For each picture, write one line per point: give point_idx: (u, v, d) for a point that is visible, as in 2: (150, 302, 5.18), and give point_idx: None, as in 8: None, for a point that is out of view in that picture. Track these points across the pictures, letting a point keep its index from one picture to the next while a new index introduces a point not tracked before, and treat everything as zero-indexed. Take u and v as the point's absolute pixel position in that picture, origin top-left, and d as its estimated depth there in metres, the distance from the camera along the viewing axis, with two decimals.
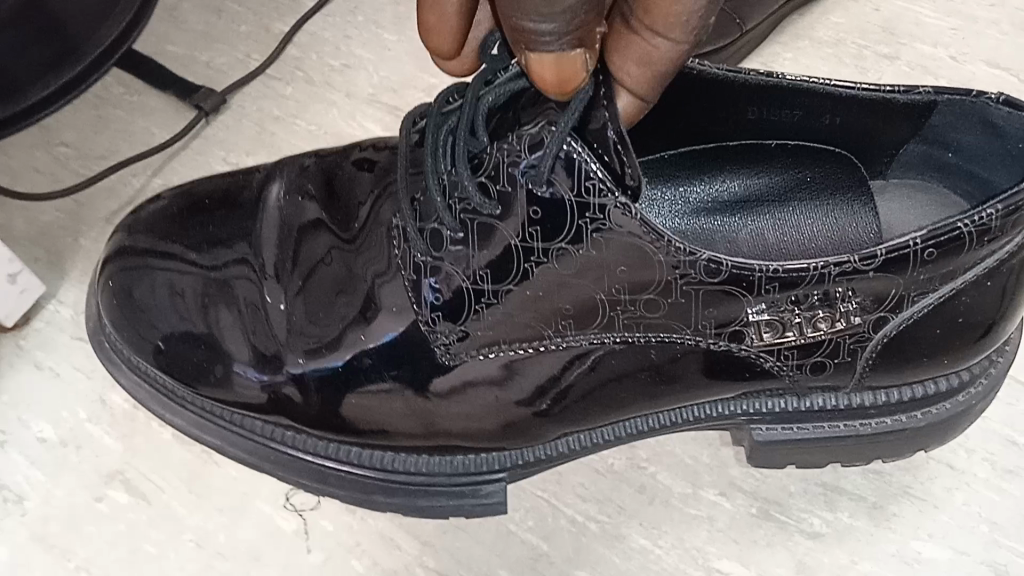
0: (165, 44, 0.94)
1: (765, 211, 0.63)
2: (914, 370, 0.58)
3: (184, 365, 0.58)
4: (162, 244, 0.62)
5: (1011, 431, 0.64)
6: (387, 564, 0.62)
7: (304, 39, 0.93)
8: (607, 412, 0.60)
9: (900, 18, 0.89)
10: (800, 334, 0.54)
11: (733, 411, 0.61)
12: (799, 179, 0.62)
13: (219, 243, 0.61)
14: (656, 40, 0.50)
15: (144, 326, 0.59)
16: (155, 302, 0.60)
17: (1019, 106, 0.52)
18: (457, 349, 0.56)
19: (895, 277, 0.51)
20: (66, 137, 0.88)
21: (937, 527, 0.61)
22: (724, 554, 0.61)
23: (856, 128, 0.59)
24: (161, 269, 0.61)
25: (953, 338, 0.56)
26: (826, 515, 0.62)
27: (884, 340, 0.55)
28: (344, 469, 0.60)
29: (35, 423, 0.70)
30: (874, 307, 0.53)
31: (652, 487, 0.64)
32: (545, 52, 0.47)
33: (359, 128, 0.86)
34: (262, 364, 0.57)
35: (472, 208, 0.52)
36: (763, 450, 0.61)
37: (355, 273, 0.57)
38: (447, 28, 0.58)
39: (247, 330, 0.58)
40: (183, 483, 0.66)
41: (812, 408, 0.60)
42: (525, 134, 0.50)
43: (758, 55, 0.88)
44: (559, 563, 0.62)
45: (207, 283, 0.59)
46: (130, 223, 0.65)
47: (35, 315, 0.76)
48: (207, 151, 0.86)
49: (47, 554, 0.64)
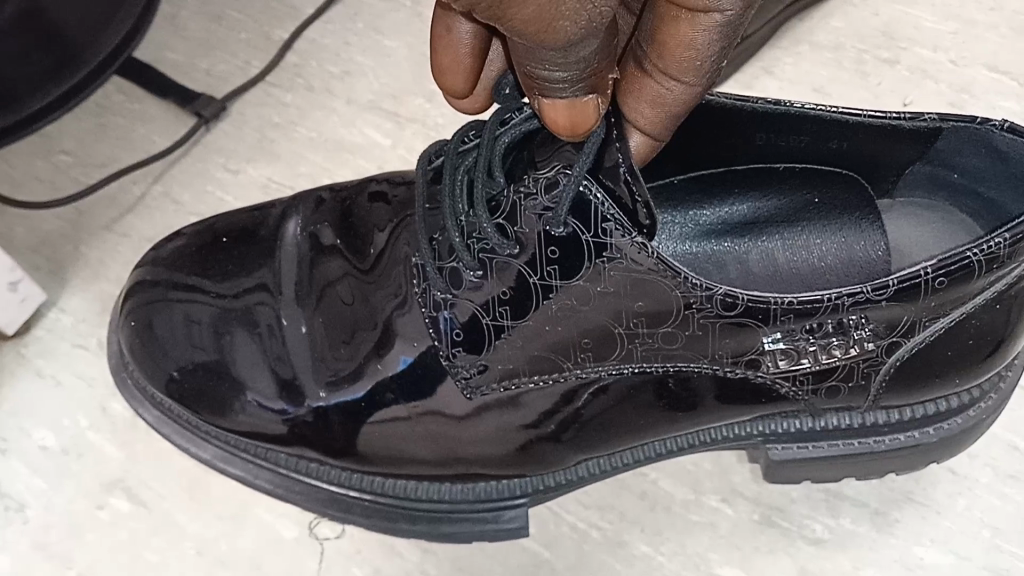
0: (165, 52, 0.94)
1: (773, 235, 0.64)
2: (924, 389, 0.57)
3: (206, 399, 0.58)
4: (182, 279, 0.62)
5: (1014, 436, 0.64)
6: (388, 571, 0.62)
7: (304, 46, 0.94)
8: (624, 438, 0.59)
9: (900, 22, 0.89)
10: (814, 361, 0.54)
11: (748, 432, 0.61)
12: (809, 202, 0.63)
13: (235, 275, 0.61)
14: (668, 83, 0.51)
15: (164, 360, 0.60)
16: (174, 337, 0.60)
17: (1022, 132, 0.52)
18: (477, 382, 0.56)
19: (904, 306, 0.51)
20: (66, 145, 0.88)
21: (939, 533, 0.61)
22: (725, 560, 0.61)
23: (863, 150, 0.58)
24: (180, 304, 0.61)
25: (961, 358, 0.56)
26: (828, 521, 0.62)
27: (896, 363, 0.55)
28: (369, 498, 0.60)
29: (37, 431, 0.70)
30: (887, 333, 0.52)
31: (654, 493, 0.64)
32: (559, 97, 0.48)
33: (359, 135, 0.86)
34: (281, 393, 0.57)
35: (490, 247, 0.53)
36: (779, 467, 0.61)
37: (371, 306, 0.57)
38: (461, 60, 0.58)
39: (267, 360, 0.58)
40: (184, 491, 0.66)
41: (827, 427, 0.60)
42: (541, 177, 0.51)
43: (758, 59, 0.88)
44: (560, 570, 0.62)
45: (224, 317, 0.59)
46: (151, 259, 0.65)
47: (36, 323, 0.76)
48: (208, 159, 0.86)
49: (48, 565, 0.64)
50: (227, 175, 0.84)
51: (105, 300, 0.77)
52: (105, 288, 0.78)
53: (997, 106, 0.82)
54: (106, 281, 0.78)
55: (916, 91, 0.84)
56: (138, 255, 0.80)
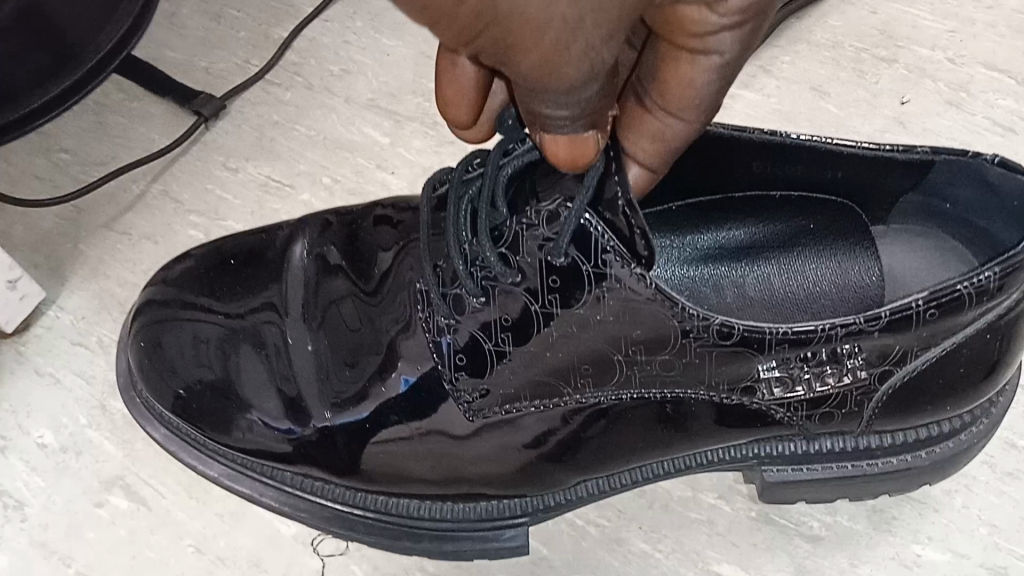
0: (164, 50, 0.94)
1: (769, 261, 0.64)
2: (918, 412, 0.57)
3: (208, 416, 0.58)
4: (188, 298, 0.62)
5: (1011, 434, 0.64)
6: (387, 568, 0.62)
7: (303, 45, 0.94)
8: (621, 460, 0.59)
9: (898, 21, 0.89)
10: (809, 389, 0.54)
11: (745, 454, 0.60)
12: (806, 228, 0.63)
13: (242, 294, 0.61)
14: (669, 119, 0.50)
15: (166, 374, 0.59)
16: (179, 355, 0.59)
17: (1014, 169, 0.53)
18: (479, 406, 0.56)
19: (897, 336, 0.51)
20: (65, 143, 0.88)
21: (936, 531, 0.61)
22: (723, 558, 0.61)
23: (859, 179, 0.59)
24: (187, 322, 0.61)
25: (953, 382, 0.56)
26: (825, 518, 0.62)
27: (890, 391, 0.55)
28: (374, 517, 0.60)
29: (36, 429, 0.70)
30: (879, 361, 0.53)
31: (652, 491, 0.64)
32: (559, 133, 0.47)
33: (358, 133, 0.86)
34: (288, 413, 0.57)
35: (493, 276, 0.53)
36: (774, 488, 0.61)
37: (376, 330, 0.57)
38: (464, 93, 0.53)
39: (275, 380, 0.58)
40: (182, 489, 0.67)
41: (822, 451, 0.59)
42: (543, 210, 0.51)
43: (756, 58, 0.88)
44: (558, 567, 0.62)
45: (229, 335, 0.59)
46: (160, 277, 0.65)
47: (35, 321, 0.76)
48: (207, 157, 0.86)
49: (46, 563, 0.64)
50: (227, 174, 0.85)
51: (104, 298, 0.77)
52: (104, 285, 0.78)
53: (995, 104, 0.82)
54: (106, 279, 0.78)
55: (914, 89, 0.84)
56: (137, 253, 0.80)
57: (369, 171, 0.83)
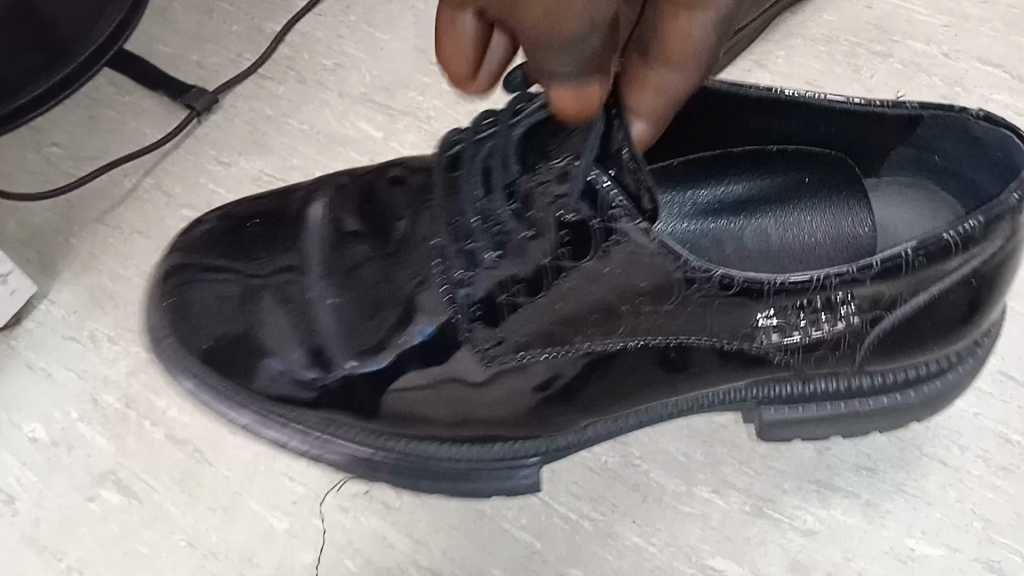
0: (157, 44, 0.94)
1: (762, 211, 0.63)
2: (914, 351, 0.58)
3: (238, 366, 0.56)
4: (206, 257, 0.60)
5: (1006, 428, 0.64)
6: (380, 563, 0.62)
7: (296, 39, 0.93)
8: (622, 403, 0.59)
9: (892, 15, 0.89)
10: (805, 335, 0.54)
11: (742, 396, 0.61)
12: (801, 180, 0.62)
13: (263, 254, 0.59)
14: (668, 74, 0.50)
15: (191, 330, 0.57)
16: (201, 312, 0.58)
17: (997, 120, 0.54)
18: (495, 354, 0.56)
19: (888, 282, 0.52)
20: (57, 137, 0.87)
21: (930, 525, 0.61)
22: (716, 552, 0.61)
23: (853, 130, 0.59)
24: (206, 281, 0.59)
25: (943, 325, 0.56)
26: (819, 512, 0.62)
27: (883, 336, 0.56)
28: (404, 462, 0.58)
29: (27, 424, 0.70)
30: (871, 307, 0.53)
31: (646, 486, 0.64)
32: (564, 86, 0.45)
33: (352, 127, 0.86)
34: (314, 364, 0.56)
35: (505, 231, 0.53)
36: (771, 429, 0.61)
37: (394, 285, 0.56)
38: (464, 50, 0.45)
39: (298, 335, 0.56)
40: (174, 483, 0.66)
41: (816, 392, 0.60)
42: (554, 166, 0.51)
43: (750, 53, 0.88)
44: (552, 561, 0.61)
45: (249, 292, 0.57)
46: (182, 243, 0.62)
47: (26, 315, 0.76)
48: (199, 151, 0.86)
49: (37, 558, 0.64)
50: (219, 168, 0.84)
51: (96, 293, 0.77)
52: (96, 280, 0.78)
53: (989, 99, 0.82)
54: (97, 273, 0.78)
55: (908, 84, 0.84)
56: (130, 247, 0.80)
57: (363, 165, 0.83)
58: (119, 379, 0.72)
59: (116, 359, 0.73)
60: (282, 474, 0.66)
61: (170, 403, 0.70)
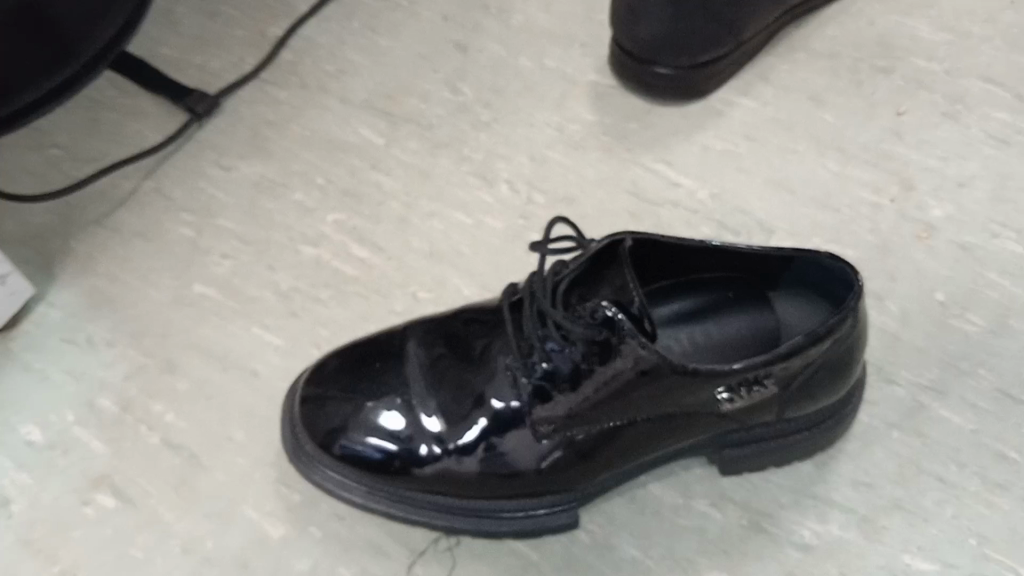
0: (159, 47, 0.94)
1: (696, 327, 0.63)
2: (829, 392, 0.60)
3: (365, 462, 0.58)
4: (308, 390, 0.61)
5: (1003, 446, 0.64)
6: (375, 572, 0.62)
7: (300, 45, 0.93)
8: (618, 460, 0.60)
9: (894, 31, 0.89)
10: (754, 396, 0.57)
11: (706, 443, 0.62)
12: (722, 298, 0.62)
13: (375, 359, 0.61)
14: None
15: (318, 441, 0.59)
16: (322, 417, 0.60)
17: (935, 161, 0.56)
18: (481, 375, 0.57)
19: (815, 352, 0.56)
20: (57, 139, 0.87)
21: (927, 541, 0.61)
22: (713, 565, 0.61)
23: (752, 262, 0.60)
24: (319, 397, 0.60)
25: (838, 372, 0.59)
26: (816, 527, 0.62)
27: (816, 391, 0.59)
28: (475, 508, 0.60)
29: (23, 426, 0.70)
30: (800, 370, 0.57)
31: (643, 497, 0.64)
32: None
33: (354, 134, 0.86)
34: (417, 437, 0.58)
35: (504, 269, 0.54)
36: (734, 466, 0.63)
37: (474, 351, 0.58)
38: None
39: (407, 405, 0.59)
40: (169, 488, 0.66)
41: (773, 434, 0.62)
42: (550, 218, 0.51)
43: (753, 66, 0.88)
44: (548, 572, 0.61)
45: (354, 385, 0.60)
46: (289, 408, 0.63)
47: (23, 317, 0.76)
48: (200, 155, 0.85)
49: (30, 561, 0.63)
50: (220, 172, 0.84)
51: (94, 295, 0.77)
52: (95, 282, 0.77)
53: (991, 116, 0.82)
54: (96, 276, 0.78)
55: (910, 101, 0.84)
56: (129, 251, 0.79)
57: (364, 172, 0.83)
58: (116, 382, 0.72)
59: (114, 363, 0.73)
60: (279, 481, 0.66)
61: (167, 407, 0.70)
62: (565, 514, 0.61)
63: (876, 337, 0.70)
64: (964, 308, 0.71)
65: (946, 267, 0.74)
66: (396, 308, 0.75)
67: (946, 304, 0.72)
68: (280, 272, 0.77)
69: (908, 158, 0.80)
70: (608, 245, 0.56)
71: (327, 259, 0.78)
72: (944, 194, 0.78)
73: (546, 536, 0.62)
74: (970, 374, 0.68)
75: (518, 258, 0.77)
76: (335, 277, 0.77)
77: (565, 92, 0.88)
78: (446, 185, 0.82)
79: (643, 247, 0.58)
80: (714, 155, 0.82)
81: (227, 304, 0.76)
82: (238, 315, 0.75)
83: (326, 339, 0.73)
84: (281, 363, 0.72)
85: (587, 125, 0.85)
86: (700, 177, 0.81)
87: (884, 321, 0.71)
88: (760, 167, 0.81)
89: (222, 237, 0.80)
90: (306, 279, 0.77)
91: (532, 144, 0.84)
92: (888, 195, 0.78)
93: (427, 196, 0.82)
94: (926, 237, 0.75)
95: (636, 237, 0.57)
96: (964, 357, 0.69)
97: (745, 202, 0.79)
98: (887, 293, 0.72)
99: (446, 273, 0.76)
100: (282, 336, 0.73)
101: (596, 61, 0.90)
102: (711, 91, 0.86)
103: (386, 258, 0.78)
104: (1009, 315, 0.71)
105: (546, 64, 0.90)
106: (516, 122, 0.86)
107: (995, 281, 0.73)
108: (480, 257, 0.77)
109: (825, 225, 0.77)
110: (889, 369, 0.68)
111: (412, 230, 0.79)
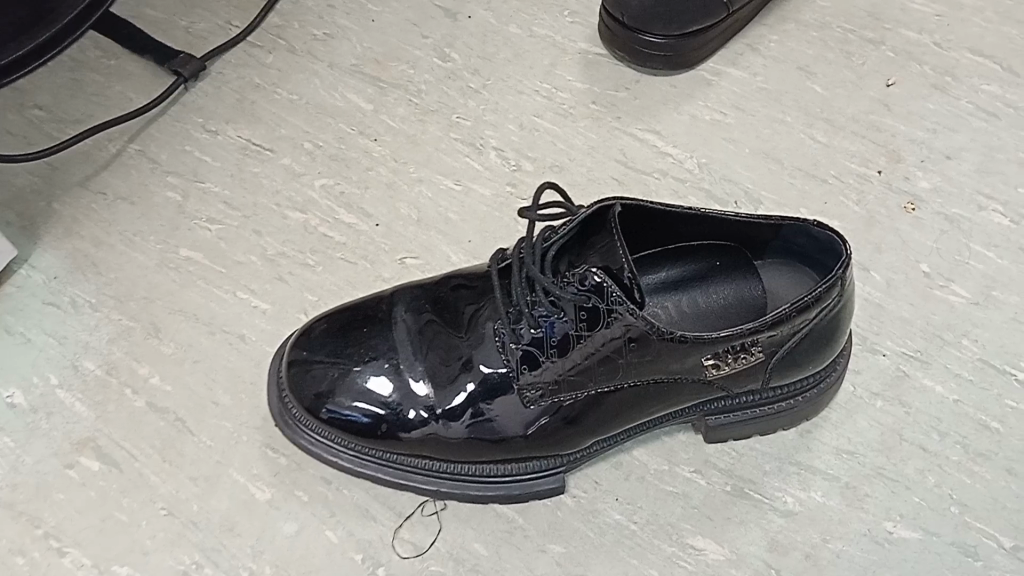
0: (144, 8, 0.92)
1: (683, 295, 0.63)
2: (815, 361, 0.60)
3: (354, 427, 0.59)
4: (296, 353, 0.61)
5: (985, 415, 0.65)
6: (361, 536, 0.62)
7: (287, 8, 0.92)
8: (605, 427, 0.60)
9: (886, 3, 0.89)
10: (741, 361, 0.57)
11: (693, 411, 0.62)
12: (709, 266, 0.62)
13: (362, 324, 0.61)
14: None
15: (307, 407, 0.60)
16: (311, 384, 0.59)
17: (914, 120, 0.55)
18: None
19: (802, 318, 0.56)
20: (40, 100, 0.86)
21: (908, 508, 0.61)
22: (697, 531, 0.61)
23: (739, 229, 0.60)
24: (307, 363, 0.60)
25: (824, 341, 0.59)
26: (799, 494, 0.62)
27: (802, 358, 0.59)
28: (465, 471, 0.61)
29: (5, 388, 0.69)
30: (787, 338, 0.57)
31: (628, 463, 0.64)
32: None
33: (342, 99, 0.85)
34: (405, 402, 0.58)
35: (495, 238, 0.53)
36: (718, 434, 0.63)
37: None
38: None
39: (395, 369, 0.58)
40: (154, 451, 0.66)
41: (757, 402, 0.62)
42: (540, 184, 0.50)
43: (743, 36, 0.88)
44: (533, 536, 0.62)
45: (339, 352, 0.60)
46: (280, 369, 0.63)
47: (5, 279, 0.75)
48: (186, 118, 0.84)
49: (14, 523, 0.63)
50: (206, 135, 0.83)
51: (79, 258, 0.76)
52: (78, 245, 0.77)
53: (979, 89, 0.83)
54: (80, 239, 0.77)
55: (901, 73, 0.84)
56: (113, 214, 0.79)
57: (352, 138, 0.83)
58: (100, 346, 0.71)
59: (99, 326, 0.72)
60: (265, 445, 0.66)
61: (152, 370, 0.70)
62: (549, 480, 0.62)
63: (861, 309, 0.71)
64: (950, 279, 0.72)
65: (930, 238, 0.74)
66: (384, 275, 0.74)
67: (931, 275, 0.72)
68: (267, 237, 0.77)
69: (896, 130, 0.81)
70: (597, 209, 0.56)
71: (314, 225, 0.78)
72: (931, 166, 0.78)
73: (532, 500, 0.62)
74: (953, 345, 0.68)
75: (507, 225, 0.77)
76: (322, 243, 0.76)
77: (555, 59, 0.87)
78: (435, 152, 0.82)
79: (632, 211, 0.58)
80: (704, 125, 0.82)
81: (212, 268, 0.75)
82: (224, 280, 0.74)
83: (312, 305, 0.73)
84: (268, 328, 0.71)
85: (577, 92, 0.85)
86: (689, 147, 0.81)
87: (869, 292, 0.71)
88: (750, 137, 0.81)
89: (208, 202, 0.79)
90: (292, 244, 0.76)
91: (521, 112, 0.84)
92: (876, 166, 0.79)
93: (416, 162, 0.81)
94: (913, 209, 0.76)
95: (624, 203, 0.57)
96: (948, 328, 0.69)
97: (733, 171, 0.79)
98: (872, 264, 0.73)
99: (434, 239, 0.76)
100: (269, 301, 0.73)
101: (585, 29, 0.90)
102: (701, 61, 0.86)
103: (374, 225, 0.77)
104: (994, 287, 0.71)
105: (536, 30, 0.90)
106: (506, 89, 0.86)
107: (980, 253, 0.73)
108: (469, 225, 0.77)
109: (813, 196, 0.77)
110: (873, 339, 0.69)
111: (400, 197, 0.79)
